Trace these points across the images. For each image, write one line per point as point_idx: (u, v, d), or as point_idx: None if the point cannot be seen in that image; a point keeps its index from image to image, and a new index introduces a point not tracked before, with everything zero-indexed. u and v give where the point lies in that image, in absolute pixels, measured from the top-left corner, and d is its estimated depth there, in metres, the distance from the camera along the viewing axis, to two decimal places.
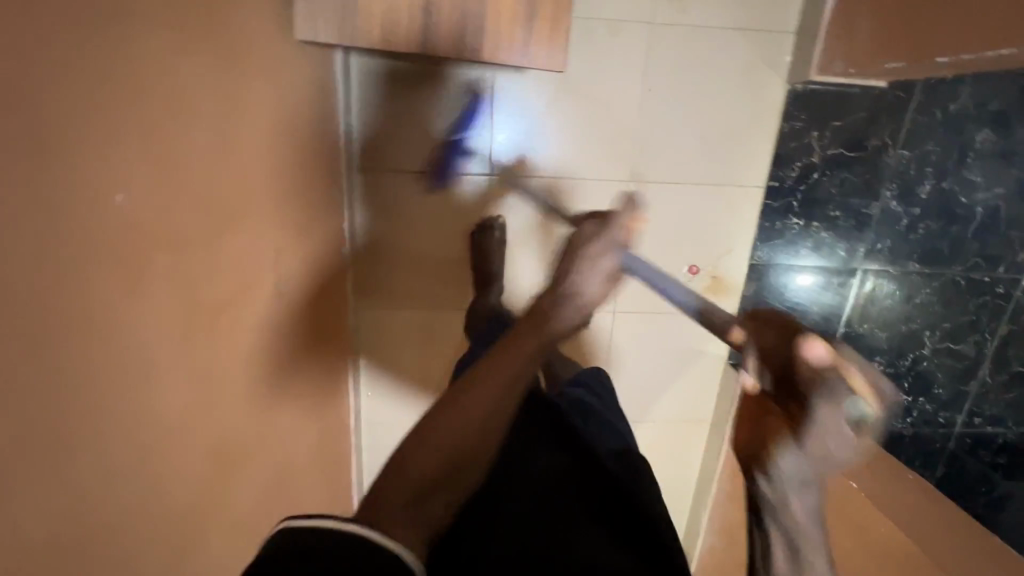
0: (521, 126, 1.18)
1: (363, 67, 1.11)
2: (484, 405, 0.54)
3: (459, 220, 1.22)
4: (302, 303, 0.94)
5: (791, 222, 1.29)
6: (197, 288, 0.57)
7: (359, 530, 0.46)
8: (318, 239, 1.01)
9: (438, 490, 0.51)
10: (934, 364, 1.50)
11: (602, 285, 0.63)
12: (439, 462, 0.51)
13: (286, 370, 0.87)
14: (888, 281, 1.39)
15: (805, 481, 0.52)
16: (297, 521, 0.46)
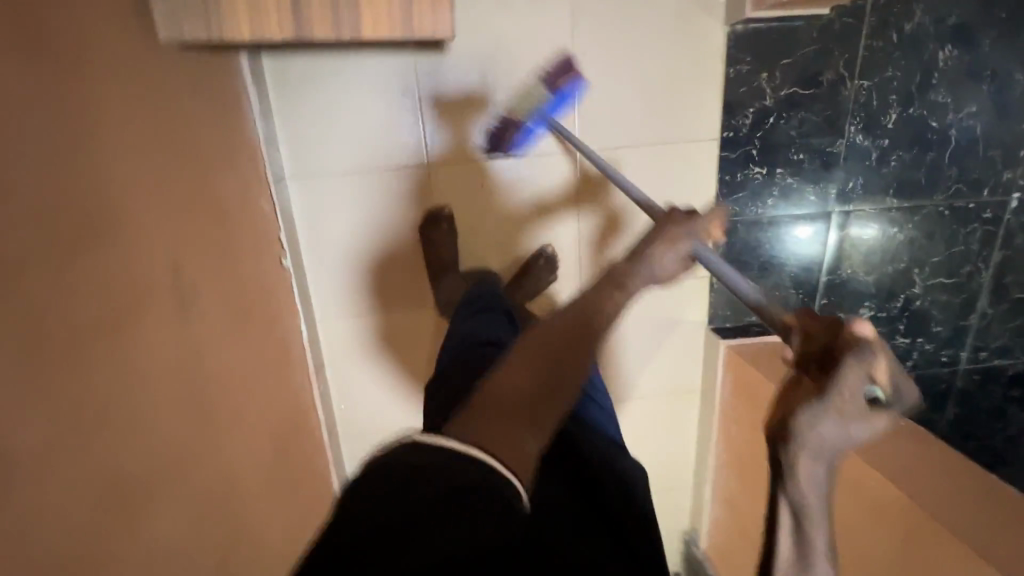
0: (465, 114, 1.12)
1: (277, 66, 1.03)
2: (546, 352, 0.60)
3: (404, 217, 1.17)
4: (238, 322, 0.88)
5: (752, 172, 1.22)
6: (66, 318, 0.51)
7: (471, 454, 0.46)
8: (251, 252, 0.94)
9: (537, 406, 0.55)
10: (928, 302, 1.42)
11: (676, 263, 0.79)
12: (536, 386, 0.56)
13: (226, 395, 0.82)
14: (867, 221, 1.32)
15: (819, 452, 0.52)
16: (425, 434, 0.47)
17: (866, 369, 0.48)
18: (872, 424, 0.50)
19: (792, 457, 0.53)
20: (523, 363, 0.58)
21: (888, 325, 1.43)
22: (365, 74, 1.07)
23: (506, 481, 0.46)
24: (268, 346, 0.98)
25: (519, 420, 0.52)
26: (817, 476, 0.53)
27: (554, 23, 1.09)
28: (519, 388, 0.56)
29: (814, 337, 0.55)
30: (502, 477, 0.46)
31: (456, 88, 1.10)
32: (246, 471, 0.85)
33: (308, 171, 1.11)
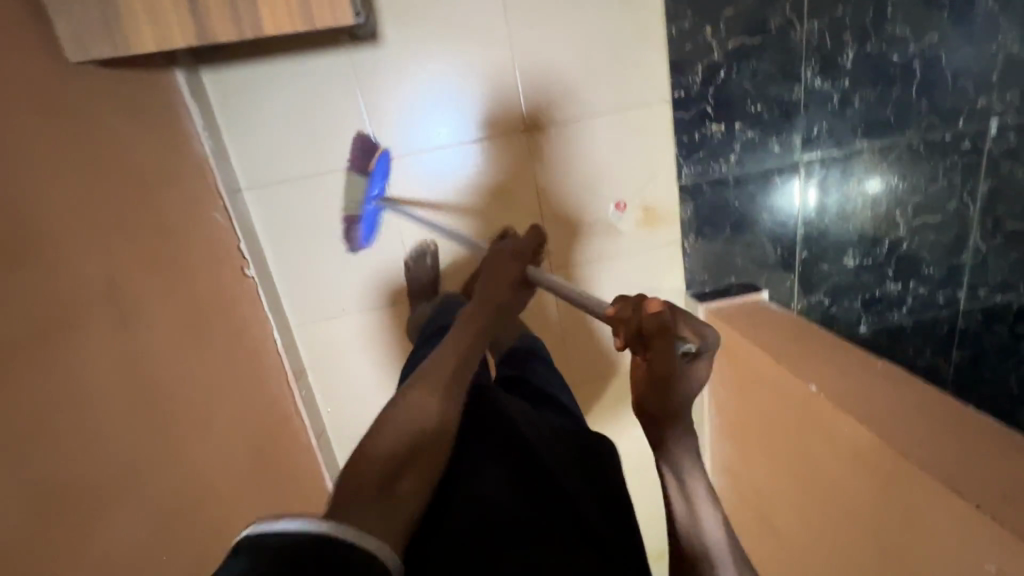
0: (450, 112, 1.14)
1: (219, 81, 1.05)
2: (418, 408, 0.69)
3: (366, 215, 1.18)
4: (195, 333, 0.89)
5: (710, 130, 1.20)
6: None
7: (328, 532, 0.49)
8: (204, 264, 0.95)
9: (399, 478, 0.61)
10: (916, 244, 1.37)
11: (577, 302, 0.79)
12: (400, 456, 0.63)
13: (188, 405, 0.83)
14: (839, 167, 1.28)
15: (681, 404, 0.64)
16: (263, 524, 0.49)
17: (677, 334, 0.59)
18: (694, 372, 0.61)
19: (662, 417, 0.64)
20: (381, 431, 0.66)
21: (876, 272, 1.38)
22: (305, 79, 1.07)
23: (361, 551, 0.49)
24: (234, 355, 0.99)
25: (376, 496, 0.58)
26: (685, 436, 0.66)
27: (485, 4, 1.08)
28: (382, 458, 0.63)
29: (626, 322, 0.61)
30: (360, 551, 0.49)
31: (443, 85, 1.12)
32: (216, 479, 0.86)
33: (264, 182, 1.12)
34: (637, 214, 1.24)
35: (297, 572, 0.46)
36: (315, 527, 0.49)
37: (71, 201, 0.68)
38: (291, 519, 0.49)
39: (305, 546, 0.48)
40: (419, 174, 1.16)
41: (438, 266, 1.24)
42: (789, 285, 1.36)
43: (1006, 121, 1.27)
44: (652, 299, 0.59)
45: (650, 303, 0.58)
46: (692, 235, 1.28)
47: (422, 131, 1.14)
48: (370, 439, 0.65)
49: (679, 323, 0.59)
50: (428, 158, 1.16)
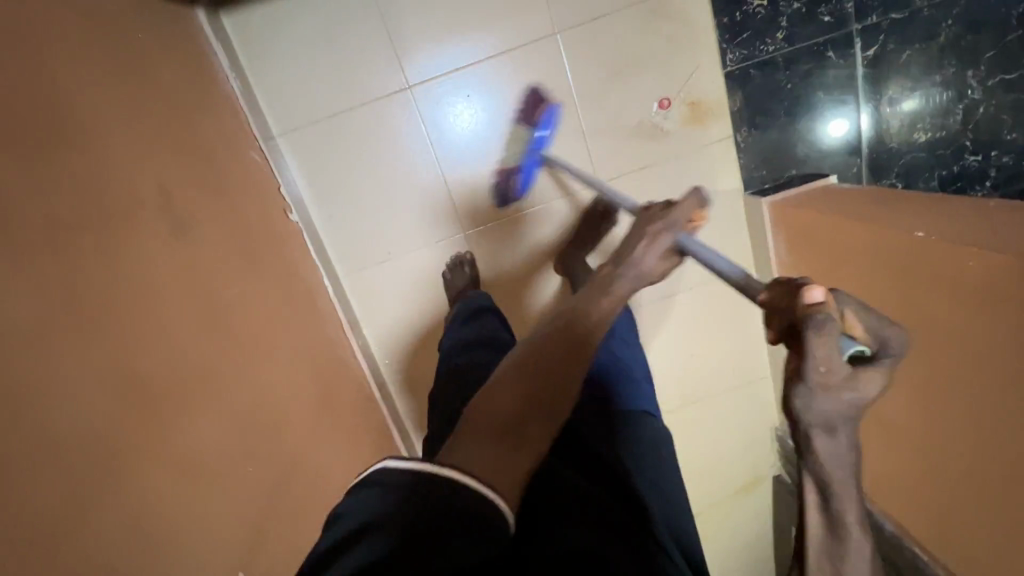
0: (471, 86, 1.12)
1: (238, 23, 1.03)
2: (560, 343, 0.59)
3: (402, 152, 1.15)
4: (242, 263, 0.86)
5: (751, 7, 1.11)
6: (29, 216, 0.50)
7: (455, 475, 0.45)
8: (243, 200, 0.93)
9: (529, 423, 0.52)
10: (995, 108, 1.24)
11: (659, 263, 0.73)
12: (530, 396, 0.53)
13: (245, 332, 0.80)
14: (900, 31, 1.16)
15: (829, 426, 0.44)
16: (384, 463, 0.48)
17: (824, 327, 0.42)
18: (859, 385, 0.43)
19: (802, 431, 0.45)
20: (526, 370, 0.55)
21: (953, 146, 1.26)
22: (325, 10, 1.04)
23: (480, 505, 0.44)
24: (285, 292, 0.97)
25: (502, 444, 0.49)
26: (826, 442, 0.45)
27: None
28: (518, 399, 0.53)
29: (778, 310, 0.47)
30: (474, 496, 0.44)
31: (461, 51, 1.10)
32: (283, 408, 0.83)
33: (296, 125, 1.10)
34: (683, 111, 1.17)
35: (408, 514, 0.44)
36: (428, 470, 0.46)
37: (107, 110, 0.67)
38: (406, 460, 0.47)
39: (418, 489, 0.45)
40: (446, 110, 1.13)
41: (480, 196, 1.19)
42: (857, 171, 1.25)
43: None
44: (807, 290, 0.44)
45: (804, 293, 0.44)
46: (745, 127, 1.19)
47: (447, 114, 1.14)
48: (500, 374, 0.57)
49: (852, 323, 0.44)
50: (457, 139, 1.16)
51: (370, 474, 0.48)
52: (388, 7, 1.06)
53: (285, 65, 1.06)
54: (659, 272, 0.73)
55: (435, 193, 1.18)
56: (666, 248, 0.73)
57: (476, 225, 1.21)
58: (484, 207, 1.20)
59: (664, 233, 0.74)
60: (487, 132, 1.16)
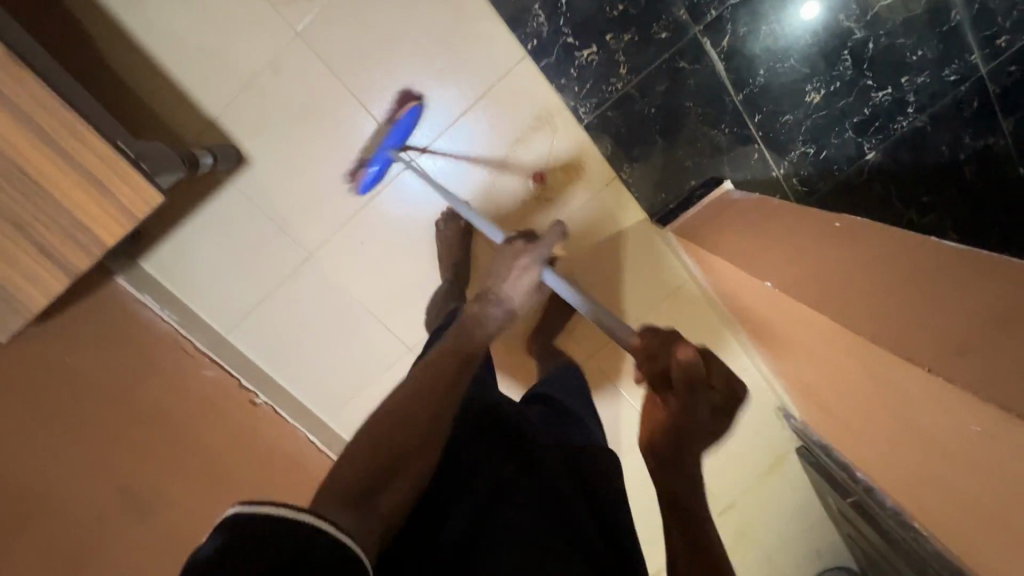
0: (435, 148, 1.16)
1: (156, 266, 1.18)
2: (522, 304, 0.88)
3: (332, 305, 1.27)
4: (207, 486, 1.04)
5: (583, 58, 1.11)
6: None
7: (297, 515, 0.50)
8: (198, 423, 1.10)
9: (383, 474, 0.60)
10: (883, 36, 1.15)
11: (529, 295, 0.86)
12: (397, 435, 0.63)
13: None
14: (746, 12, 1.11)
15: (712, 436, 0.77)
16: (244, 508, 0.51)
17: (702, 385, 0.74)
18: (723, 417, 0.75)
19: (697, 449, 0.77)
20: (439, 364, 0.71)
21: (854, 90, 1.18)
22: (217, 225, 1.18)
23: (333, 537, 0.51)
24: (259, 478, 1.13)
25: (355, 493, 0.58)
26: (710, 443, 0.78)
27: (315, 78, 1.10)
28: (439, 385, 0.69)
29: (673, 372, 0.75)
30: (326, 537, 0.50)
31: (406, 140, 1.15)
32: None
33: (236, 322, 1.25)
34: (558, 175, 1.19)
35: (276, 543, 0.48)
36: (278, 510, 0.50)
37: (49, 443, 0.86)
38: (262, 504, 0.51)
39: (273, 524, 0.49)
40: (406, 206, 1.20)
41: (410, 316, 1.29)
42: (758, 156, 1.21)
43: None
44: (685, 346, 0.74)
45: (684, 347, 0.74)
46: (625, 164, 1.19)
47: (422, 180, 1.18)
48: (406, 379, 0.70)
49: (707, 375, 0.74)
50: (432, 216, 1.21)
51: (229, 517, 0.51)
52: (310, 151, 1.14)
53: (208, 278, 1.21)
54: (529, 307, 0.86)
55: (371, 327, 1.30)
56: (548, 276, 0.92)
57: (416, 340, 1.31)
58: (414, 325, 1.30)
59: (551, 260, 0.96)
60: (392, 262, 1.25)
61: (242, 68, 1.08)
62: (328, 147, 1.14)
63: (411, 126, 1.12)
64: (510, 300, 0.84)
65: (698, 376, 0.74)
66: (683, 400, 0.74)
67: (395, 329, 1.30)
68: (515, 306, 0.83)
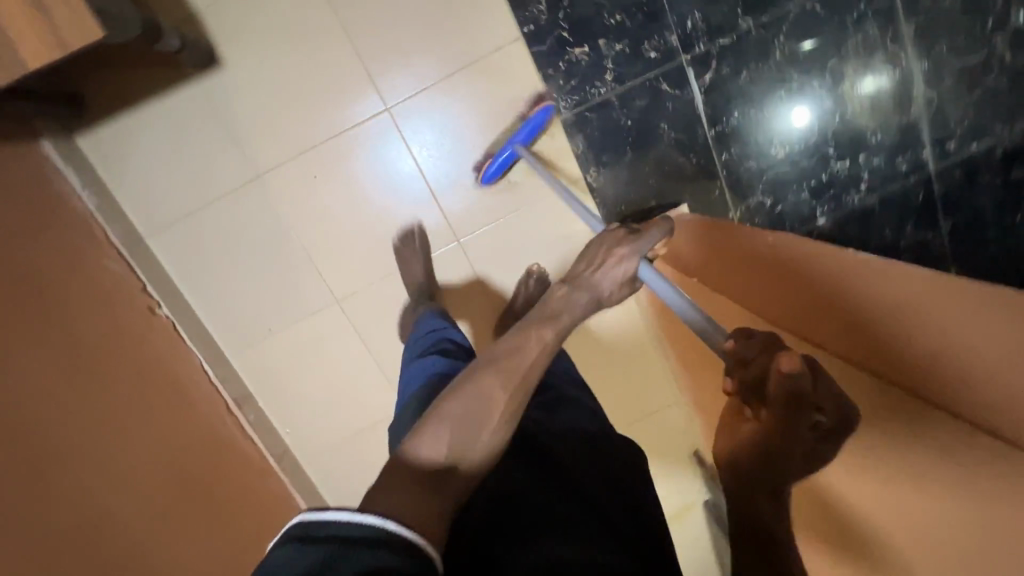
0: (413, 104, 1.16)
1: (94, 146, 1.12)
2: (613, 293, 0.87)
3: (269, 235, 1.21)
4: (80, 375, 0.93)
5: (574, 55, 1.14)
6: None
7: (374, 522, 0.49)
8: (86, 311, 1.01)
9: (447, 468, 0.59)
10: (850, 112, 1.23)
11: (615, 286, 0.86)
12: (453, 421, 0.62)
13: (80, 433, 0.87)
14: (732, 54, 1.17)
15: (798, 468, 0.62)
16: (314, 514, 0.50)
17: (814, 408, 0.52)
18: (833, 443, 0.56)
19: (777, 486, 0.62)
20: (509, 372, 0.67)
21: (817, 154, 1.25)
22: (170, 121, 1.13)
23: (402, 543, 0.49)
24: (138, 388, 1.03)
25: (421, 484, 0.56)
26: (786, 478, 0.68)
27: (309, 1, 1.09)
28: (519, 391, 0.67)
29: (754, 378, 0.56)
30: (399, 542, 0.49)
31: (387, 87, 1.15)
32: (112, 511, 0.85)
33: (162, 226, 1.18)
34: (528, 162, 1.21)
35: (354, 553, 0.47)
36: (357, 518, 0.49)
37: None
38: (335, 511, 0.50)
39: (348, 536, 0.48)
40: (370, 157, 1.19)
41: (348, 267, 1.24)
42: (719, 193, 1.25)
43: None
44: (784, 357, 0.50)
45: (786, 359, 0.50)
46: (594, 167, 1.21)
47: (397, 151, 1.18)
48: (474, 371, 0.67)
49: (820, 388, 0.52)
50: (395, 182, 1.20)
51: (295, 528, 0.50)
52: (287, 72, 1.13)
53: (144, 172, 1.15)
54: (613, 292, 0.87)
55: (303, 269, 1.24)
56: (627, 276, 0.87)
57: (349, 293, 1.26)
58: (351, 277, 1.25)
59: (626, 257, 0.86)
60: (343, 205, 1.21)
61: None
62: (306, 73, 1.13)
63: (540, 123, 1.15)
64: (599, 287, 0.85)
65: (804, 394, 0.51)
66: (778, 414, 0.53)
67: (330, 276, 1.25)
68: (604, 295, 0.85)
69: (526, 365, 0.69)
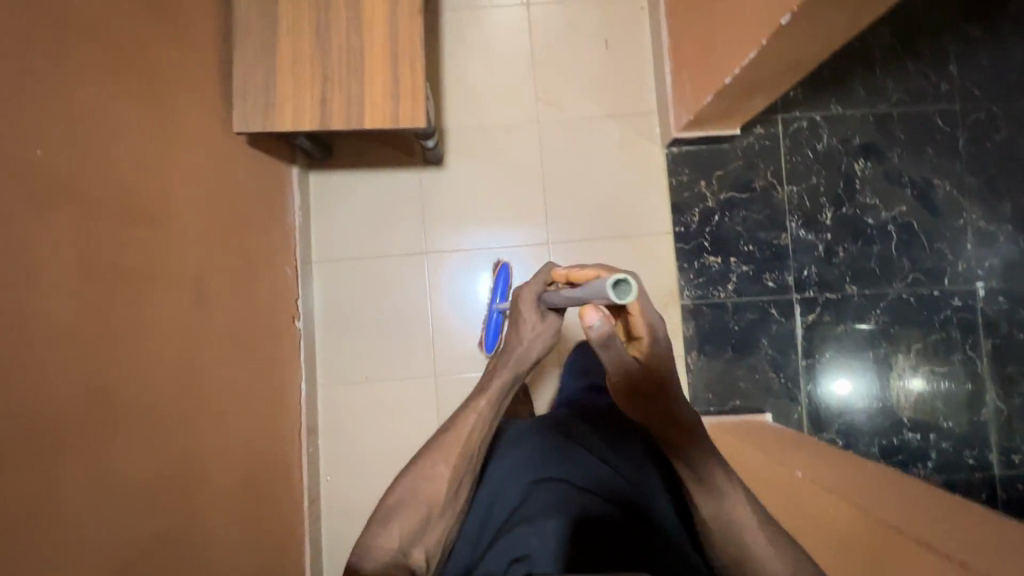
0: (568, 249, 1.40)
1: (320, 183, 1.38)
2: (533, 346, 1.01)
3: (406, 299, 1.38)
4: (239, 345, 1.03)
5: (707, 260, 1.39)
6: (108, 260, 0.71)
7: None
8: (264, 297, 1.15)
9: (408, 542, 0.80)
10: (928, 393, 1.37)
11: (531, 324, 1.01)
12: (402, 511, 0.82)
13: (218, 393, 0.94)
14: (834, 307, 1.39)
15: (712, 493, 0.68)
16: None
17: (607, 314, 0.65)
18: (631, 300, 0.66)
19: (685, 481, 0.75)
20: (446, 451, 0.88)
21: (890, 418, 1.37)
22: (383, 187, 1.39)
23: None
24: (261, 379, 1.11)
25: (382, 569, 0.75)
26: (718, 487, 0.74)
27: (524, 149, 1.41)
28: (444, 481, 0.85)
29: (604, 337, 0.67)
30: None
31: (554, 228, 1.40)
32: (205, 479, 0.88)
33: (333, 258, 1.38)
34: None
35: None
36: None
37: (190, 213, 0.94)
38: None
39: None
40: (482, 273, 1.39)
41: (455, 349, 1.38)
42: (797, 417, 1.37)
43: (991, 285, 1.38)
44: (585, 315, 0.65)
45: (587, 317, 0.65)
46: (695, 351, 1.37)
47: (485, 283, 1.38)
48: (418, 464, 0.87)
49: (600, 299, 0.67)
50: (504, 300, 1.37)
51: None
52: (484, 189, 1.40)
53: (344, 215, 1.39)
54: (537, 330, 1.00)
55: (420, 337, 1.38)
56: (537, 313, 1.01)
57: (448, 372, 1.37)
58: (456, 359, 1.38)
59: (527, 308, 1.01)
60: (475, 300, 1.38)
61: (484, 112, 1.41)
62: (498, 195, 1.40)
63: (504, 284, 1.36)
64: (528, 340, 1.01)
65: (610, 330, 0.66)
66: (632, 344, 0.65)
67: (438, 352, 1.38)
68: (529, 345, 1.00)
69: (461, 443, 0.89)
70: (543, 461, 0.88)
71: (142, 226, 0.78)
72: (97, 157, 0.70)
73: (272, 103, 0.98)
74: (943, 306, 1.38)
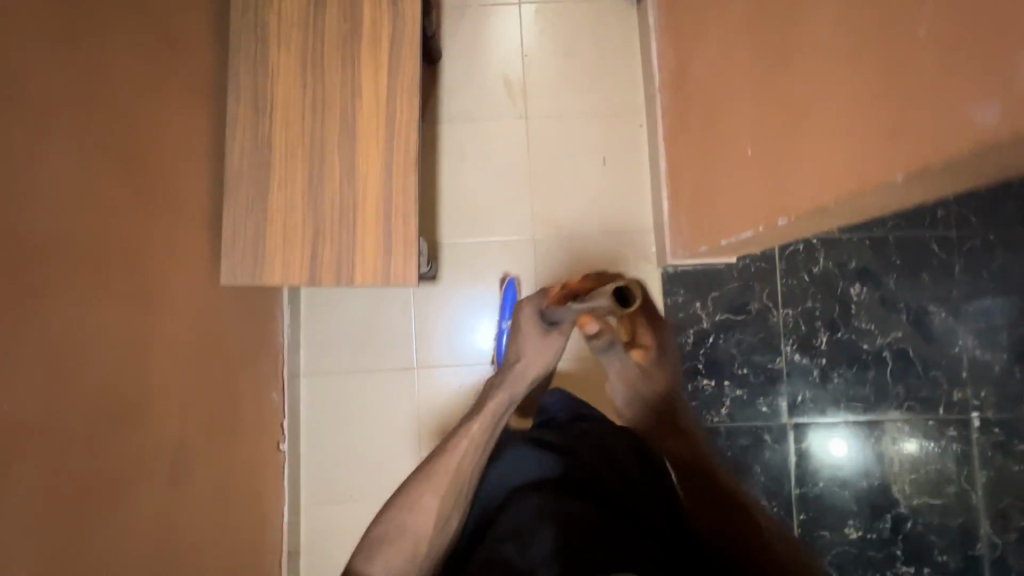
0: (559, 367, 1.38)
1: (312, 296, 1.37)
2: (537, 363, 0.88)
3: (394, 415, 1.36)
4: (223, 496, 1.00)
5: (702, 382, 1.37)
6: (96, 473, 0.68)
7: None
8: (250, 433, 1.12)
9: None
10: (921, 526, 1.35)
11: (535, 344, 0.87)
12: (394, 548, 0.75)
13: (200, 560, 0.91)
14: (828, 434, 1.37)
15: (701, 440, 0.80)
16: None
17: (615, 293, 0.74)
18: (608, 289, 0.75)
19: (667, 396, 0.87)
20: (433, 481, 0.77)
21: (884, 550, 1.35)
22: (374, 301, 1.38)
23: None
24: (243, 521, 1.08)
25: None
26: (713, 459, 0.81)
27: (519, 264, 1.39)
28: (435, 517, 0.75)
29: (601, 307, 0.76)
30: None
31: None
32: None
33: (321, 372, 1.36)
34: None
35: None
36: None
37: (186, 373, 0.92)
38: None
39: None
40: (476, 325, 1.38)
41: None
42: None
43: (988, 415, 1.37)
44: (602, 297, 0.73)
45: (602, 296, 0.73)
46: None
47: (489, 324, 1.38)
48: (399, 504, 0.77)
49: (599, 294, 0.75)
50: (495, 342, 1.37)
51: None
52: (477, 303, 1.38)
53: (333, 329, 1.37)
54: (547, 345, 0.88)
55: (406, 455, 1.35)
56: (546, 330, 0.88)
57: None
58: None
59: (529, 315, 0.88)
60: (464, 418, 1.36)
61: (479, 226, 1.40)
62: (491, 310, 1.38)
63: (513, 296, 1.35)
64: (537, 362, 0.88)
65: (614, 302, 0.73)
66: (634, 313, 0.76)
67: None
68: (530, 367, 0.87)
69: (450, 466, 0.78)
70: (527, 466, 0.77)
71: (129, 423, 0.75)
72: (84, 365, 0.68)
73: (261, 253, 0.97)
74: (937, 434, 1.37)
